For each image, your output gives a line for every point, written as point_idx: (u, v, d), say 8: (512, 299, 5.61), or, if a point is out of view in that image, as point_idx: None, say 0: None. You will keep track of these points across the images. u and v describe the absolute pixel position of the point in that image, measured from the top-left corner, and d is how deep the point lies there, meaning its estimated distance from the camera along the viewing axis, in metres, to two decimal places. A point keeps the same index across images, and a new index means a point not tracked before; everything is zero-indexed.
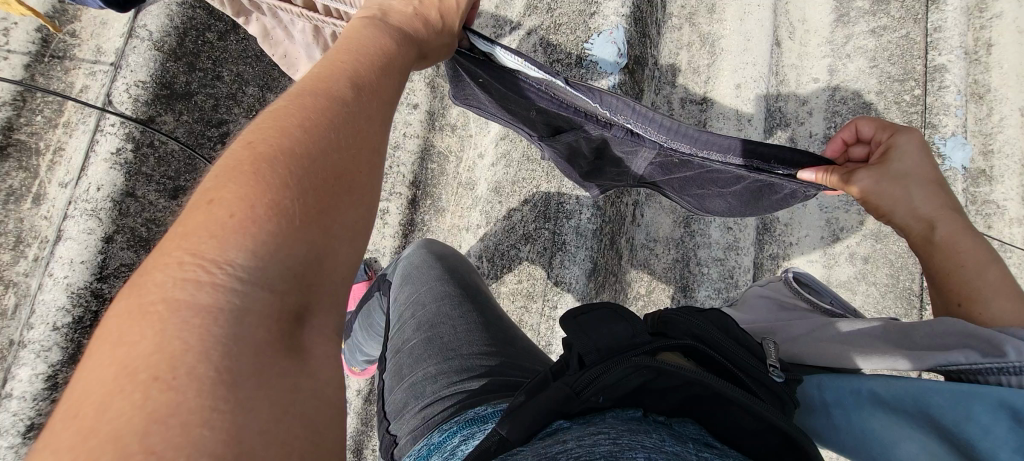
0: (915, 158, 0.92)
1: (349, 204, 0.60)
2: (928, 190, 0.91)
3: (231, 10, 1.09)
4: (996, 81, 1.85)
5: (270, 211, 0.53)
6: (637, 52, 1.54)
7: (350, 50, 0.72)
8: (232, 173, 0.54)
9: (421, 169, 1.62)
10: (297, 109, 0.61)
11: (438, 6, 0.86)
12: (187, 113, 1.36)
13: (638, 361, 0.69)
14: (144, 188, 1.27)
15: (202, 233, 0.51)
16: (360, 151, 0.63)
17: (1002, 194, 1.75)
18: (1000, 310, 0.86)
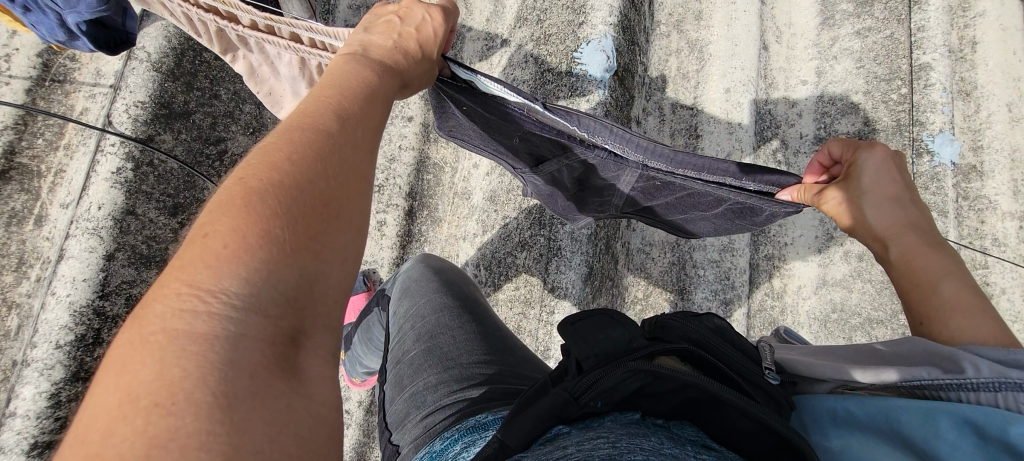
0: (868, 174, 0.93)
1: (339, 229, 0.62)
2: (882, 206, 0.92)
3: (219, 49, 1.05)
4: (982, 78, 1.88)
5: (261, 241, 0.55)
6: (626, 60, 1.57)
7: (334, 83, 0.73)
8: (224, 208, 0.56)
9: (417, 180, 1.62)
10: (285, 143, 0.63)
11: (416, 36, 0.86)
12: (185, 132, 1.37)
13: (635, 365, 0.70)
14: (144, 206, 1.29)
15: (197, 264, 0.52)
16: (349, 178, 0.65)
17: (993, 189, 1.77)
18: (958, 327, 0.80)
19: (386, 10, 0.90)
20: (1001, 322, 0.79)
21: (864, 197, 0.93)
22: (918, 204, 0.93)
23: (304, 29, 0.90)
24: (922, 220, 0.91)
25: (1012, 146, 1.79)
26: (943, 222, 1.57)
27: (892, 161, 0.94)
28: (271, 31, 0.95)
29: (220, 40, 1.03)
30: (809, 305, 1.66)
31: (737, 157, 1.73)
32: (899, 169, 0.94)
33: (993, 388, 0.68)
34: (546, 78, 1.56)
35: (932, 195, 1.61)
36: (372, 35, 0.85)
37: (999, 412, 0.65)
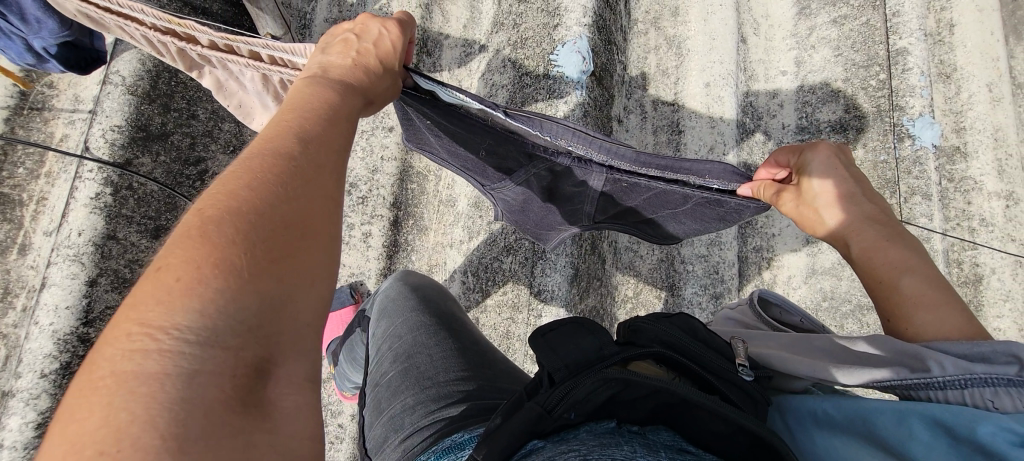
0: (816, 175, 0.94)
1: (306, 251, 0.61)
2: (835, 206, 0.92)
3: (182, 66, 1.05)
4: (961, 60, 1.90)
5: (216, 269, 0.53)
6: (603, 60, 1.57)
7: (297, 107, 0.73)
8: (180, 240, 0.55)
9: (401, 190, 1.61)
10: (244, 171, 0.62)
11: (376, 52, 0.86)
12: (164, 154, 1.38)
13: (604, 373, 0.72)
14: (125, 230, 1.29)
15: (150, 300, 0.51)
16: (310, 195, 0.64)
17: (979, 170, 1.77)
18: (925, 322, 0.79)
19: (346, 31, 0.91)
20: (966, 313, 0.78)
21: (816, 198, 0.94)
22: (872, 199, 0.93)
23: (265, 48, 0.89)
24: (876, 214, 0.90)
25: (994, 126, 1.80)
26: (926, 205, 1.57)
27: (837, 159, 0.95)
28: (231, 49, 0.94)
29: (181, 57, 1.03)
30: (799, 295, 1.65)
31: (720, 151, 1.73)
32: (845, 166, 0.95)
33: (959, 385, 0.67)
34: (524, 82, 1.56)
35: (915, 179, 1.61)
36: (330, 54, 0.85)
37: (967, 411, 0.64)
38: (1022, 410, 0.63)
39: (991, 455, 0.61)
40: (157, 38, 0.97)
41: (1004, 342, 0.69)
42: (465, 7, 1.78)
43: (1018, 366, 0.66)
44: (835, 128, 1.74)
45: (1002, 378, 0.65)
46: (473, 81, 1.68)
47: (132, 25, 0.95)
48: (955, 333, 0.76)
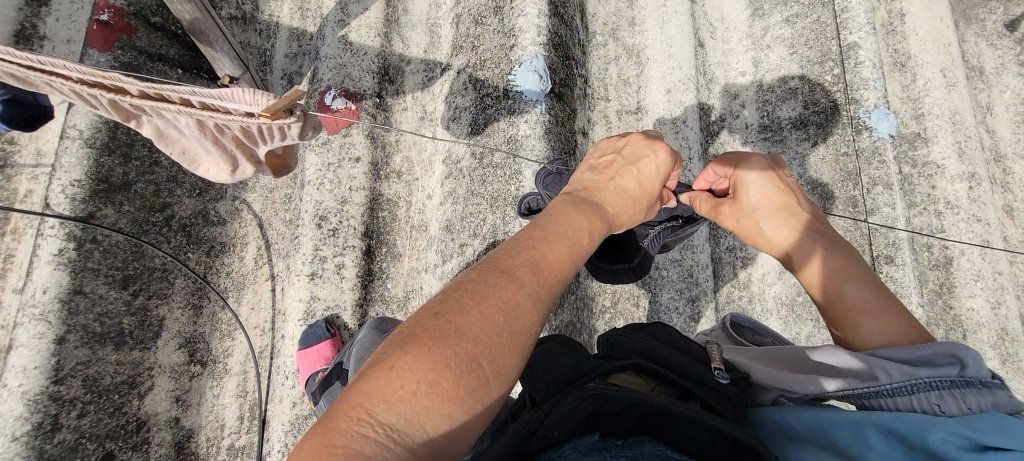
0: (754, 187, 0.97)
1: (503, 382, 0.61)
2: (772, 214, 0.96)
3: (118, 116, 0.97)
4: (914, 48, 1.94)
5: (430, 394, 0.55)
6: (561, 76, 1.60)
7: (544, 226, 0.75)
8: (416, 342, 0.57)
9: (372, 219, 1.59)
10: (486, 285, 0.63)
11: (636, 175, 0.97)
12: (128, 203, 1.38)
13: (584, 390, 0.72)
14: (92, 283, 1.29)
15: (381, 394, 0.54)
16: (523, 337, 0.63)
17: (940, 154, 1.79)
18: (869, 329, 0.81)
19: (616, 145, 1.05)
20: (906, 318, 0.80)
21: (755, 210, 0.97)
22: (809, 210, 0.97)
23: (201, 95, 0.88)
24: (811, 221, 0.95)
25: (951, 110, 1.83)
26: (888, 194, 1.61)
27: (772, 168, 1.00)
28: (162, 97, 0.91)
29: (113, 108, 0.95)
30: (774, 292, 1.69)
31: (686, 156, 1.75)
32: (780, 175, 0.99)
33: (907, 392, 0.69)
34: (486, 103, 1.58)
35: (876, 170, 1.65)
36: (272, 96, 0.85)
37: (917, 419, 0.65)
38: (966, 411, 0.65)
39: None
40: (83, 92, 0.89)
41: (943, 343, 0.70)
42: (425, 32, 1.80)
43: (958, 367, 0.68)
44: (795, 125, 1.78)
45: (946, 380, 0.67)
46: (437, 105, 1.70)
47: (57, 80, 0.87)
48: (901, 340, 0.78)
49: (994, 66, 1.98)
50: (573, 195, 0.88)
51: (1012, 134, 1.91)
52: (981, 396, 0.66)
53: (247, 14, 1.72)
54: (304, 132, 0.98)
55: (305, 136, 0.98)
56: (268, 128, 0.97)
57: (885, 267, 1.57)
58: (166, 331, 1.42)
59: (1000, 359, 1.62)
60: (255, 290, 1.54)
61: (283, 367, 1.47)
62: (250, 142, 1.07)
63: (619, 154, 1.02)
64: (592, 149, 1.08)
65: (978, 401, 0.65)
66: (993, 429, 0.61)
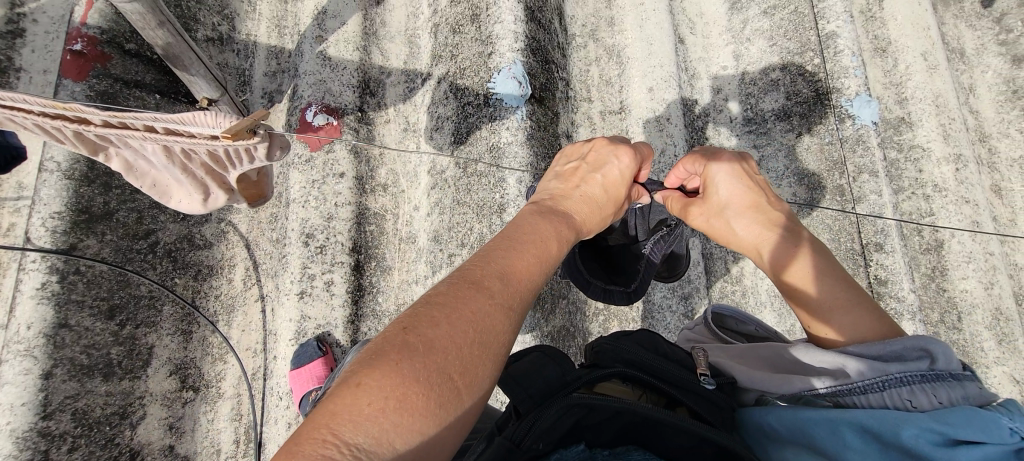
0: (724, 186, 0.99)
1: (470, 395, 0.63)
2: (740, 212, 0.97)
3: (86, 150, 1.00)
4: (894, 33, 1.94)
5: (398, 407, 0.56)
6: (541, 81, 1.60)
7: (505, 240, 0.78)
8: (383, 359, 0.59)
9: (360, 234, 1.58)
10: (451, 299, 0.66)
11: (601, 182, 1.01)
12: (110, 232, 1.37)
13: (569, 399, 0.72)
14: (77, 316, 1.28)
15: (347, 412, 0.55)
16: (493, 346, 0.66)
17: (925, 137, 1.79)
18: (842, 325, 0.82)
19: (582, 153, 1.08)
20: (876, 313, 0.81)
21: (727, 209, 0.98)
22: (778, 206, 0.98)
23: (165, 121, 0.92)
24: (780, 217, 0.96)
25: (934, 93, 1.83)
26: (875, 182, 1.61)
27: (741, 164, 1.00)
28: (125, 124, 0.92)
29: (81, 140, 0.97)
30: (767, 285, 1.68)
31: (672, 153, 1.74)
32: (748, 172, 1.00)
33: (880, 388, 0.70)
34: (467, 112, 1.58)
35: (861, 157, 1.65)
36: (233, 118, 0.88)
37: (890, 416, 0.66)
38: (938, 406, 0.66)
39: (918, 457, 0.62)
40: (47, 125, 0.89)
41: (913, 337, 0.73)
42: (404, 43, 1.79)
43: (928, 361, 0.70)
44: (778, 116, 1.78)
45: (915, 375, 0.69)
46: (420, 115, 1.70)
47: (18, 114, 0.87)
48: (872, 336, 0.79)
49: (974, 47, 1.97)
50: (539, 207, 0.92)
51: (996, 114, 1.90)
52: (951, 389, 0.67)
53: (224, 35, 1.70)
54: (271, 153, 1.00)
55: (272, 157, 1.01)
56: (235, 152, 1.01)
57: (875, 254, 1.57)
58: (156, 359, 1.41)
59: (996, 339, 1.61)
60: (245, 312, 1.54)
61: (276, 388, 1.46)
62: (220, 167, 1.11)
63: (583, 161, 1.05)
64: (558, 156, 1.10)
65: (949, 395, 0.66)
66: (964, 423, 0.62)
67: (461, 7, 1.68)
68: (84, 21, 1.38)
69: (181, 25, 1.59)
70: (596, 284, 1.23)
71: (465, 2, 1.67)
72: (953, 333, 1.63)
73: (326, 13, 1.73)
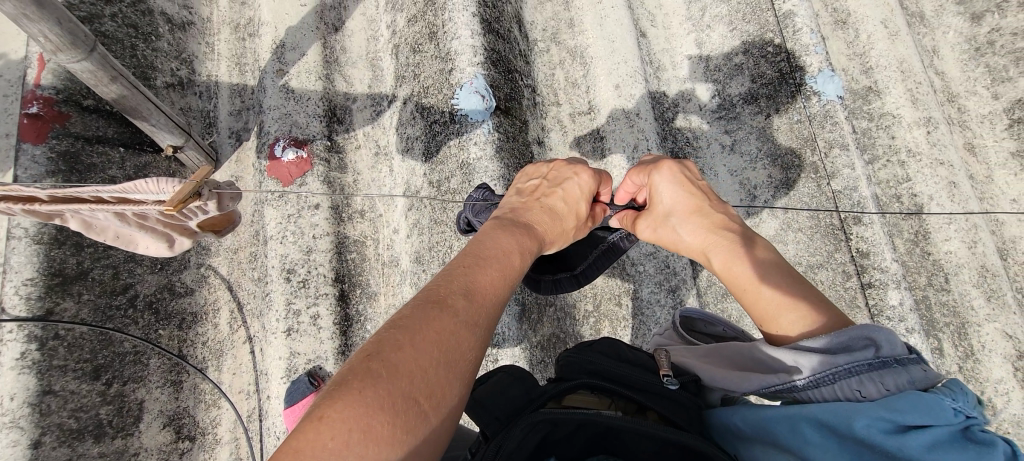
0: (665, 194, 1.06)
1: (435, 417, 0.63)
2: (685, 217, 1.03)
3: (38, 218, 1.02)
4: (853, 4, 1.93)
5: (363, 438, 0.56)
6: (504, 92, 1.60)
7: (468, 257, 0.79)
8: (346, 390, 0.58)
9: (342, 264, 1.57)
10: (415, 322, 0.66)
11: (561, 194, 1.03)
12: (87, 292, 1.36)
13: (534, 417, 0.75)
14: (61, 380, 1.28)
15: (310, 449, 0.54)
16: (458, 367, 0.66)
17: (894, 104, 1.78)
18: (790, 321, 0.82)
19: (541, 170, 1.09)
20: (821, 305, 0.82)
21: (671, 215, 1.05)
22: (721, 211, 1.05)
23: (110, 192, 0.96)
24: (721, 217, 1.02)
25: (898, 59, 1.82)
26: (846, 155, 1.62)
27: (680, 170, 1.07)
28: (76, 197, 0.97)
29: (30, 214, 0.99)
30: None
31: (645, 148, 1.73)
32: (689, 177, 1.07)
33: (830, 381, 0.72)
34: (435, 130, 1.59)
35: (830, 132, 1.65)
36: (176, 183, 0.95)
37: (841, 409, 0.68)
38: (886, 393, 0.68)
39: (871, 447, 0.65)
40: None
41: (859, 327, 0.74)
42: (366, 67, 1.78)
43: (873, 349, 0.71)
44: (746, 100, 1.79)
45: (862, 365, 0.70)
46: (389, 138, 1.69)
47: None
48: (822, 328, 0.79)
49: (933, 8, 1.96)
50: (501, 221, 0.93)
51: (962, 73, 1.89)
52: (898, 375, 0.68)
53: (185, 79, 1.68)
54: (222, 205, 1.09)
55: (224, 208, 1.10)
56: (185, 209, 1.06)
57: (854, 228, 1.58)
58: (148, 413, 1.41)
59: (985, 296, 1.59)
60: (234, 356, 1.55)
61: (274, 427, 1.46)
62: (177, 220, 1.14)
63: (545, 177, 1.07)
64: (520, 174, 1.12)
65: (895, 381, 0.68)
66: (911, 408, 0.63)
67: (418, 26, 1.68)
68: (38, 84, 1.38)
69: (139, 74, 1.57)
70: (545, 280, 1.26)
71: (422, 21, 1.67)
72: (942, 295, 1.62)
73: (284, 45, 1.70)
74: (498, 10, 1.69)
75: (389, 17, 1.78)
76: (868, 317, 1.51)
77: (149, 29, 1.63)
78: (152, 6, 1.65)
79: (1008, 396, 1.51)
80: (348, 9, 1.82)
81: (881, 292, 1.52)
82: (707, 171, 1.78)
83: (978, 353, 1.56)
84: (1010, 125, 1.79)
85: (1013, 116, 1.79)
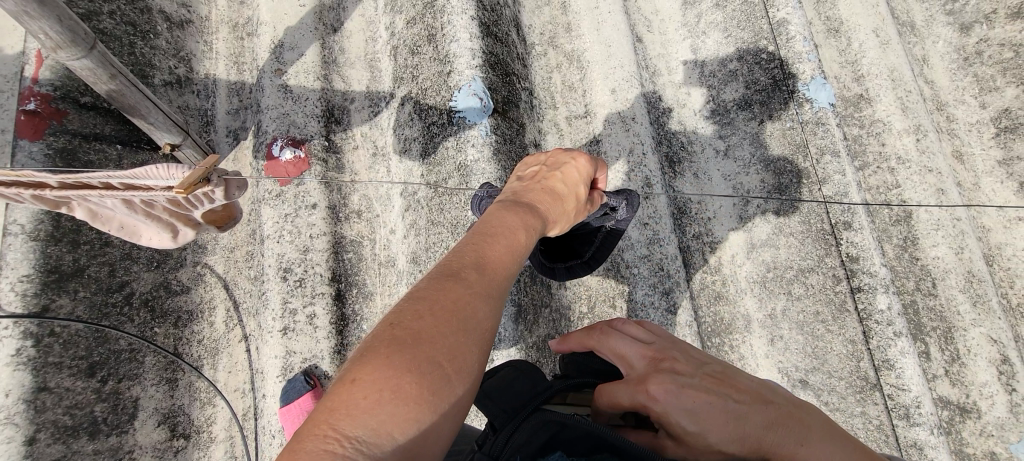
0: (684, 411, 0.81)
1: (460, 382, 0.64)
2: (718, 424, 0.80)
3: (47, 207, 1.03)
4: (845, 13, 1.96)
5: (393, 397, 0.58)
6: (502, 94, 1.62)
7: (474, 235, 0.80)
8: (371, 357, 0.61)
9: (339, 263, 1.58)
10: (429, 294, 0.67)
11: (561, 178, 1.03)
12: (83, 289, 1.36)
13: (541, 415, 0.77)
14: (57, 377, 1.28)
15: (343, 409, 0.57)
16: (477, 334, 0.68)
17: (884, 112, 1.81)
18: None
19: (540, 159, 1.10)
20: None
21: (704, 436, 0.80)
22: (742, 392, 0.84)
23: (119, 177, 0.97)
24: (746, 394, 0.84)
25: (888, 68, 1.85)
26: (837, 162, 1.63)
27: (665, 370, 0.86)
28: (84, 184, 0.98)
29: (39, 201, 1.00)
30: (745, 272, 1.73)
31: (640, 152, 1.74)
32: (680, 373, 0.86)
33: None
34: (433, 132, 1.60)
35: (822, 138, 1.67)
36: (184, 168, 0.96)
37: None
38: None
39: None
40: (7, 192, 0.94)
41: None
42: (364, 68, 1.79)
43: None
44: (740, 106, 1.81)
45: None
46: (387, 138, 1.70)
47: None
48: None
49: (923, 18, 2.00)
50: (505, 203, 0.93)
51: (951, 82, 1.92)
52: None
53: (182, 77, 1.68)
54: (228, 193, 1.09)
55: (231, 197, 1.09)
56: (192, 196, 1.06)
57: (845, 233, 1.59)
58: (143, 411, 1.41)
59: (971, 302, 1.61)
60: (230, 355, 1.55)
61: (268, 426, 1.46)
62: (183, 210, 1.15)
63: (544, 164, 1.07)
64: (519, 164, 1.12)
65: None
66: None
67: (417, 28, 1.69)
68: (36, 80, 1.38)
69: (137, 71, 1.57)
70: (560, 268, 1.33)
71: (420, 23, 1.68)
72: (929, 299, 1.64)
73: (282, 44, 1.70)
74: (496, 14, 1.71)
75: (387, 18, 1.79)
76: (857, 322, 1.54)
77: (148, 27, 1.63)
78: (151, 5, 1.65)
79: (993, 399, 1.52)
80: (347, 10, 1.83)
81: (870, 297, 1.54)
82: (701, 175, 1.82)
83: (964, 357, 1.58)
84: (997, 133, 1.83)
85: (1000, 125, 1.82)
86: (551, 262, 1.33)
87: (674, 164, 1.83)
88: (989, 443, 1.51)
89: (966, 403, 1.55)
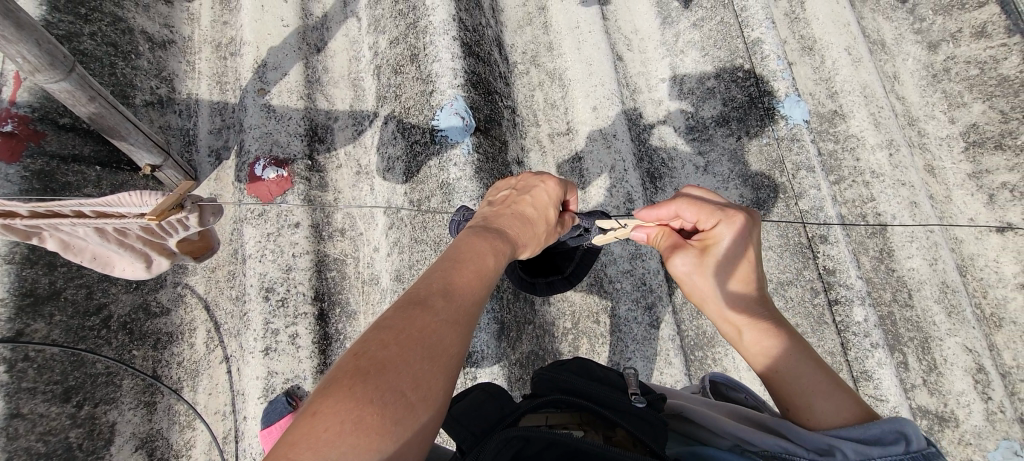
0: (723, 240, 1.00)
1: (423, 409, 0.65)
2: (734, 265, 1.00)
3: (17, 237, 1.02)
4: (818, 31, 2.02)
5: (356, 428, 0.59)
6: (484, 113, 1.64)
7: (442, 261, 0.80)
8: (336, 388, 0.61)
9: (321, 282, 1.57)
10: (395, 323, 0.68)
11: (532, 201, 1.04)
12: (59, 313, 1.34)
13: (506, 433, 0.77)
14: (30, 403, 1.25)
15: (303, 443, 0.57)
16: (443, 361, 0.68)
17: (858, 127, 1.85)
18: (824, 414, 0.90)
19: (511, 182, 1.12)
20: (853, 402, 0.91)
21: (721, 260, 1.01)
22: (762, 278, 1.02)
23: (91, 205, 0.97)
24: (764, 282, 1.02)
25: (860, 85, 1.90)
26: (812, 177, 1.67)
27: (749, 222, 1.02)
28: (55, 212, 0.98)
29: (10, 231, 1.00)
30: None
31: (621, 169, 1.76)
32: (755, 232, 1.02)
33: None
34: (416, 150, 1.62)
35: (797, 154, 1.71)
36: (159, 195, 0.96)
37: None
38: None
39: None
40: None
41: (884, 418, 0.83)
42: (347, 87, 1.81)
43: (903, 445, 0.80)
44: (718, 122, 1.85)
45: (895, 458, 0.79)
46: (370, 158, 1.71)
47: None
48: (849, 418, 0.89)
49: (893, 37, 2.06)
50: (475, 227, 0.93)
51: (921, 98, 1.98)
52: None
53: (164, 97, 1.68)
54: (203, 219, 1.10)
55: (205, 223, 1.10)
56: (166, 223, 1.06)
57: (821, 247, 1.64)
58: (121, 435, 1.39)
59: (945, 312, 1.65)
60: (210, 376, 1.53)
61: (249, 448, 1.44)
62: (158, 237, 1.15)
63: (514, 187, 1.09)
64: (491, 188, 1.14)
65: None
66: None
67: (400, 48, 1.72)
68: (14, 102, 1.37)
69: (117, 92, 1.57)
70: (539, 283, 1.34)
71: (404, 43, 1.71)
72: (905, 310, 1.67)
73: (266, 64, 1.70)
74: (478, 34, 1.74)
75: (371, 39, 1.82)
76: (835, 333, 1.57)
77: (129, 48, 1.63)
78: (133, 26, 1.66)
79: (970, 407, 1.55)
80: (330, 30, 1.85)
81: (846, 309, 1.58)
82: None
83: (941, 367, 1.60)
84: (966, 147, 1.88)
85: (969, 139, 1.88)
86: (531, 278, 1.33)
87: (655, 179, 1.86)
88: (968, 452, 1.52)
89: (945, 412, 1.57)
